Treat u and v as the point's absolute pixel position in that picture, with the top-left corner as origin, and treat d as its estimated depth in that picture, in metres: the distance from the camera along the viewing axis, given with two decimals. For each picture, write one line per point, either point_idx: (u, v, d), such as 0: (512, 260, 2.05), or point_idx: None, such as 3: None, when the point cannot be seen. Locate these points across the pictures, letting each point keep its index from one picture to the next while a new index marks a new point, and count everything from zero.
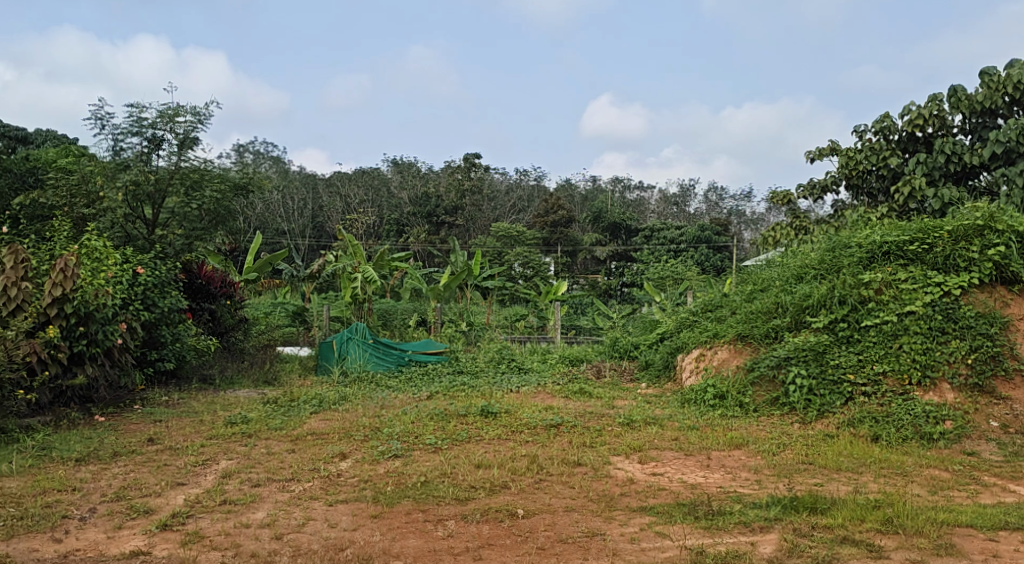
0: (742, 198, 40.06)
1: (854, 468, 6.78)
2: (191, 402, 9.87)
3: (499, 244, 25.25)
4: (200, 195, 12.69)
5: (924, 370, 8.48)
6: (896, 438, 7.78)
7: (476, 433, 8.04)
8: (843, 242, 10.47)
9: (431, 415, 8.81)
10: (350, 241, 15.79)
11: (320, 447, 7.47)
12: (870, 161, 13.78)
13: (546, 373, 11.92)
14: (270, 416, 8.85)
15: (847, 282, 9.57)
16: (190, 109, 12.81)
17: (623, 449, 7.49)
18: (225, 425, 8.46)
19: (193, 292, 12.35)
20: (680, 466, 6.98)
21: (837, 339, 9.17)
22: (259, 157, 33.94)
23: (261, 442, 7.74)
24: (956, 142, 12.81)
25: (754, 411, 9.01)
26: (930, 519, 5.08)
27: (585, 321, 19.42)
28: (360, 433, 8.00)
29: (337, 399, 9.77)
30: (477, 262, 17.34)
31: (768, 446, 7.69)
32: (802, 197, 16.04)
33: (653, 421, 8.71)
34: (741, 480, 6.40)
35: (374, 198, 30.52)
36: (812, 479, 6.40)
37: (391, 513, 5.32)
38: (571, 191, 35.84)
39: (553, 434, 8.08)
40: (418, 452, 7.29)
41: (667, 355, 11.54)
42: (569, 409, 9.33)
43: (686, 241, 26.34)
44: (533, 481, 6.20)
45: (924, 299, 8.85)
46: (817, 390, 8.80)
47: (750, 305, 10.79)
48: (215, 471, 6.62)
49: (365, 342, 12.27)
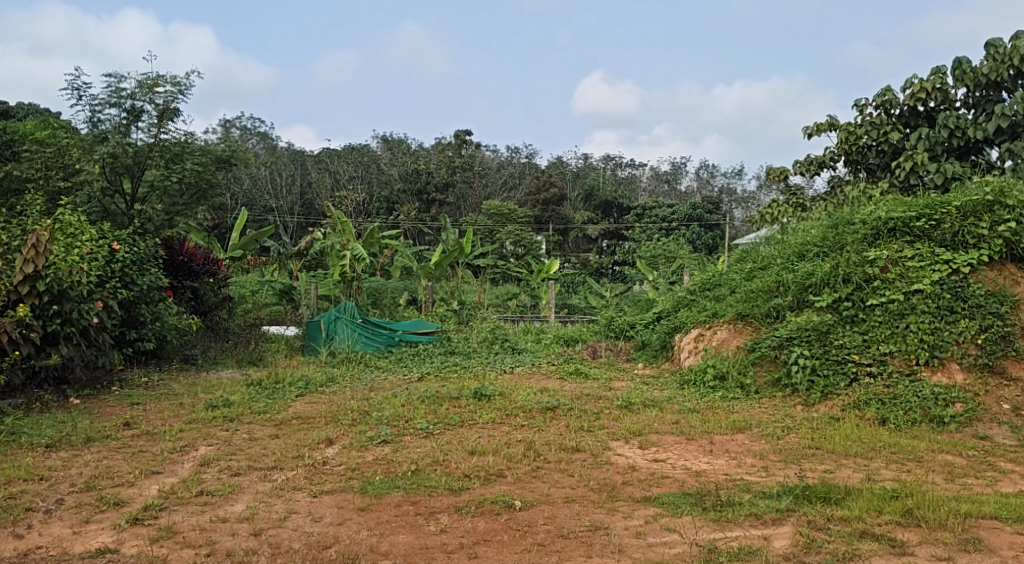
0: (733, 176, 39.78)
1: (865, 453, 6.48)
2: (171, 384, 9.52)
3: (490, 222, 24.84)
4: (180, 167, 12.29)
5: (932, 350, 8.15)
6: (905, 421, 7.47)
7: (469, 417, 7.72)
8: (846, 218, 10.16)
9: (421, 398, 8.48)
10: (339, 218, 15.38)
11: (305, 433, 7.14)
12: (870, 137, 13.47)
13: (541, 353, 11.62)
14: (253, 399, 8.51)
15: (851, 260, 9.25)
16: (170, 79, 12.39)
17: (622, 434, 7.20)
18: (206, 408, 8.12)
19: (173, 269, 11.96)
20: (683, 452, 6.68)
21: (841, 319, 8.86)
22: (246, 132, 33.34)
23: (243, 427, 7.42)
24: (959, 116, 12.48)
25: (755, 392, 8.71)
26: (954, 512, 4.79)
27: (578, 299, 19.09)
28: (347, 417, 7.67)
29: (325, 382, 9.43)
30: (469, 239, 16.97)
31: (772, 429, 7.39)
32: (799, 173, 15.72)
33: (653, 403, 8.41)
34: (747, 467, 6.10)
35: (364, 174, 30.05)
36: (821, 466, 6.09)
37: (379, 506, 4.99)
38: (562, 169, 35.49)
39: (550, 418, 7.77)
40: (409, 438, 6.96)
41: (664, 335, 11.22)
42: (564, 391, 9.02)
43: (678, 219, 26.01)
44: (530, 469, 5.89)
45: (932, 277, 8.55)
46: (820, 371, 8.48)
47: (750, 284, 10.47)
48: (192, 459, 6.30)
49: (353, 322, 11.93)
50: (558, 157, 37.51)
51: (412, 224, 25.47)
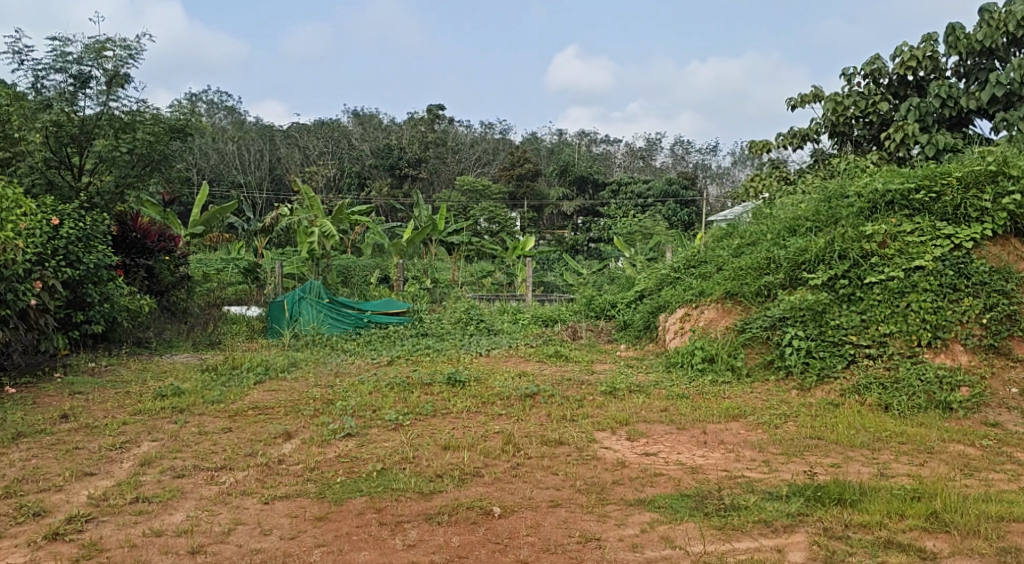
0: (708, 152, 39.25)
1: (871, 444, 5.97)
2: (120, 370, 8.83)
3: (464, 199, 24.12)
4: (130, 137, 11.51)
5: (934, 330, 7.65)
6: (909, 407, 6.99)
7: (442, 406, 7.13)
8: (840, 191, 9.64)
9: (391, 384, 7.88)
10: (306, 193, 14.65)
11: (261, 426, 6.50)
12: (858, 107, 12.97)
13: (518, 334, 11.03)
14: (207, 387, 7.85)
15: (848, 235, 8.75)
16: (119, 43, 11.59)
17: (609, 424, 6.65)
18: (154, 398, 7.46)
19: (125, 247, 11.22)
20: (676, 444, 6.14)
21: (837, 298, 8.34)
22: (214, 106, 32.26)
23: (194, 419, 6.77)
24: (951, 85, 11.99)
25: (746, 376, 8.20)
26: (984, 513, 4.31)
27: (554, 276, 18.52)
28: (309, 407, 7.05)
29: (286, 366, 8.78)
30: (442, 216, 16.29)
31: (768, 417, 6.86)
32: (782, 146, 15.20)
33: (639, 389, 7.87)
34: (746, 461, 5.57)
35: (335, 149, 29.16)
36: (826, 459, 5.59)
37: (339, 514, 4.41)
38: (537, 145, 34.82)
39: (529, 406, 7.21)
40: (376, 431, 6.34)
41: (648, 314, 10.68)
42: (544, 376, 8.46)
43: (654, 195, 25.51)
44: (509, 467, 5.32)
45: (934, 253, 8.05)
46: (816, 353, 7.99)
47: (738, 260, 9.93)
48: (132, 458, 5.66)
49: (319, 302, 11.27)
50: (532, 133, 36.80)
51: (384, 200, 24.73)
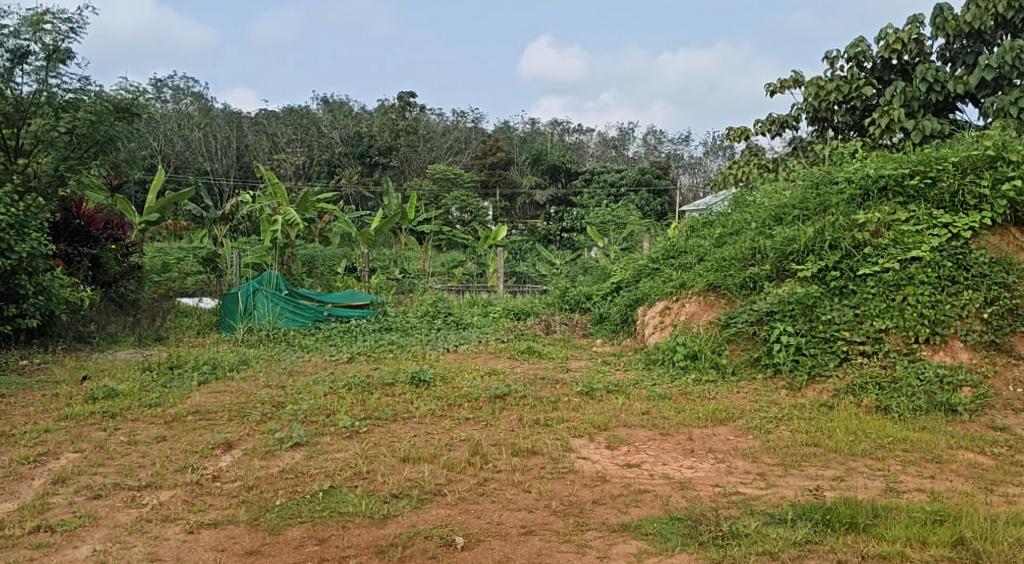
0: (681, 142, 38.79)
1: (874, 453, 5.47)
2: (54, 369, 8.09)
3: (435, 187, 23.36)
4: (70, 115, 10.71)
5: (933, 326, 7.13)
6: (909, 409, 6.47)
7: (404, 410, 6.50)
8: (828, 177, 9.12)
9: (348, 385, 7.22)
10: (268, 178, 13.88)
11: (199, 435, 5.84)
12: (841, 92, 12.46)
13: (489, 328, 10.41)
14: (145, 388, 7.15)
15: (839, 223, 8.21)
16: (61, 16, 10.76)
17: (585, 429, 6.07)
18: (84, 401, 6.76)
19: (67, 235, 10.48)
20: (661, 452, 5.57)
21: (828, 291, 7.79)
22: (180, 89, 31.11)
23: (125, 426, 6.10)
24: (938, 69, 11.52)
25: (731, 374, 7.65)
26: (1017, 540, 3.85)
27: (526, 267, 17.88)
28: (256, 411, 6.39)
29: (236, 364, 8.09)
30: (413, 204, 15.45)
31: (759, 421, 6.30)
32: (760, 133, 14.69)
33: (618, 389, 7.31)
34: (739, 474, 5.00)
35: (303, 136, 28.33)
36: (827, 471, 5.06)
37: (274, 547, 3.94)
38: (509, 133, 34.15)
39: (499, 409, 6.61)
40: (328, 439, 5.70)
41: (625, 308, 10.11)
42: (515, 374, 7.84)
43: (627, 184, 24.97)
44: (476, 484, 4.73)
45: (931, 243, 7.54)
46: (806, 350, 7.44)
47: (720, 251, 9.36)
48: (46, 474, 5.00)
49: (275, 294, 10.55)
50: (504, 122, 36.09)
51: (352, 187, 23.96)
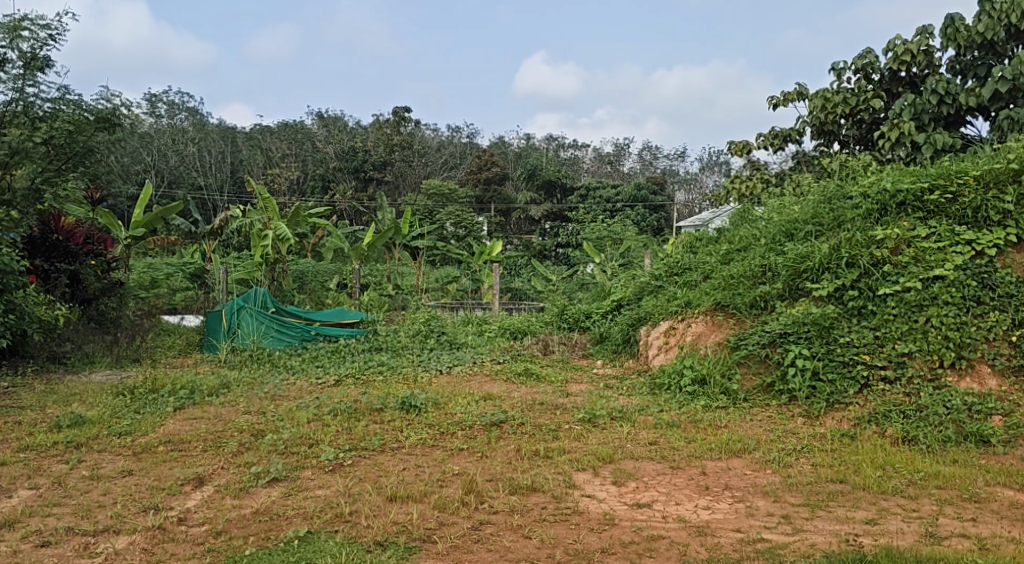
0: (676, 157, 38.39)
1: (906, 490, 5.01)
2: (22, 392, 7.60)
3: (430, 202, 22.97)
4: (47, 125, 10.03)
5: (959, 350, 6.69)
6: (937, 440, 6.02)
7: (392, 439, 6.02)
8: (841, 192, 8.69)
9: (334, 411, 6.73)
10: (259, 192, 13.39)
11: (170, 468, 5.35)
12: (848, 104, 12.07)
13: (484, 348, 9.94)
14: (116, 415, 6.65)
15: (855, 239, 7.78)
16: (36, 20, 10.14)
17: (589, 462, 5.60)
18: (48, 430, 6.26)
19: (44, 250, 10.12)
20: (673, 489, 5.10)
21: (846, 311, 7.36)
22: (175, 103, 30.40)
23: (90, 458, 5.61)
24: (949, 81, 11.12)
25: (743, 400, 7.19)
26: None
27: (522, 283, 17.42)
28: (233, 441, 5.91)
29: (216, 388, 7.60)
30: (407, 218, 14.96)
31: (777, 453, 5.83)
32: (762, 147, 14.30)
33: (622, 416, 6.84)
34: (762, 516, 4.56)
35: (297, 151, 27.90)
36: (858, 513, 4.61)
37: None
38: (503, 149, 33.77)
39: (495, 438, 6.12)
40: (309, 474, 5.22)
41: (626, 327, 9.67)
42: (513, 399, 7.35)
43: (622, 200, 24.59)
44: (470, 530, 4.29)
45: (954, 261, 7.11)
46: (823, 375, 7.01)
47: (727, 268, 8.91)
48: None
49: (260, 312, 10.06)
50: (499, 137, 35.75)
51: (346, 203, 23.51)
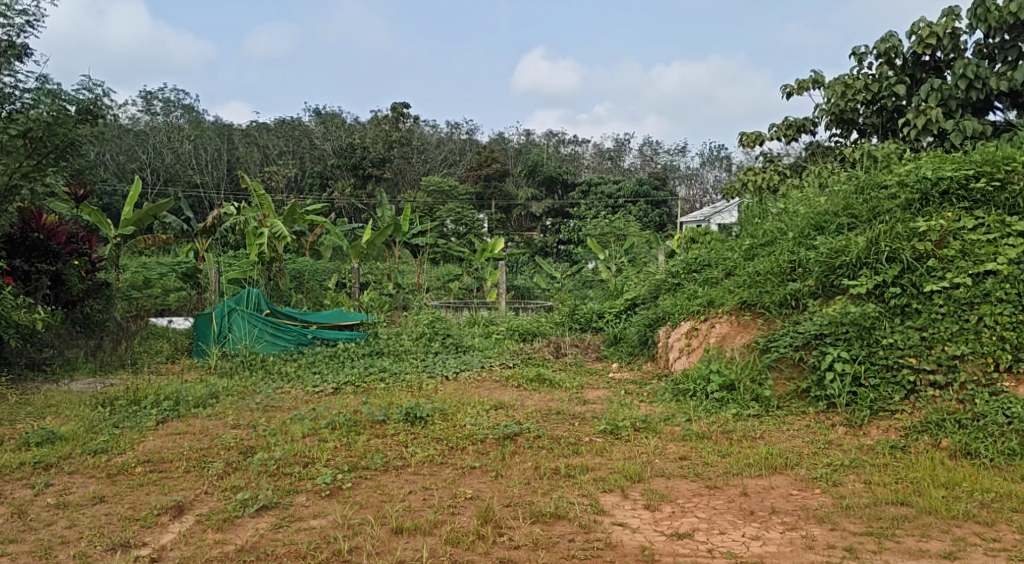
0: (678, 152, 37.66)
1: (980, 514, 4.43)
2: None
3: (430, 199, 22.33)
4: (25, 118, 9.59)
5: (1016, 352, 6.09)
6: (1001, 454, 5.41)
7: (396, 456, 5.42)
8: (875, 180, 8.08)
9: (332, 424, 6.13)
10: (254, 186, 12.61)
11: (146, 493, 4.77)
12: (870, 91, 11.48)
13: (491, 352, 9.35)
14: (93, 431, 6.05)
15: (895, 231, 7.17)
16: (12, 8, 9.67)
17: (617, 481, 5.01)
18: (15, 448, 5.65)
19: (24, 250, 9.06)
20: (715, 514, 4.52)
21: (887, 310, 6.77)
22: (170, 100, 29.75)
23: (58, 481, 5.02)
24: (979, 65, 10.50)
25: (776, 408, 6.61)
26: None
27: (526, 281, 16.81)
28: (221, 460, 5.32)
29: (204, 399, 7.00)
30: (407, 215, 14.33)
31: (824, 470, 5.24)
32: (775, 138, 13.68)
33: (647, 426, 6.25)
34: (822, 550, 4.03)
35: (294, 147, 27.27)
36: (932, 545, 4.07)
37: None
38: (503, 145, 33.15)
39: (510, 454, 5.54)
40: (304, 499, 4.64)
41: (644, 328, 9.10)
42: (526, 408, 6.76)
43: (624, 196, 23.95)
44: None
45: (1008, 255, 6.54)
46: (865, 380, 6.42)
47: (752, 263, 8.30)
48: None
49: (252, 315, 9.47)
50: (498, 133, 35.12)
51: (344, 200, 22.89)
